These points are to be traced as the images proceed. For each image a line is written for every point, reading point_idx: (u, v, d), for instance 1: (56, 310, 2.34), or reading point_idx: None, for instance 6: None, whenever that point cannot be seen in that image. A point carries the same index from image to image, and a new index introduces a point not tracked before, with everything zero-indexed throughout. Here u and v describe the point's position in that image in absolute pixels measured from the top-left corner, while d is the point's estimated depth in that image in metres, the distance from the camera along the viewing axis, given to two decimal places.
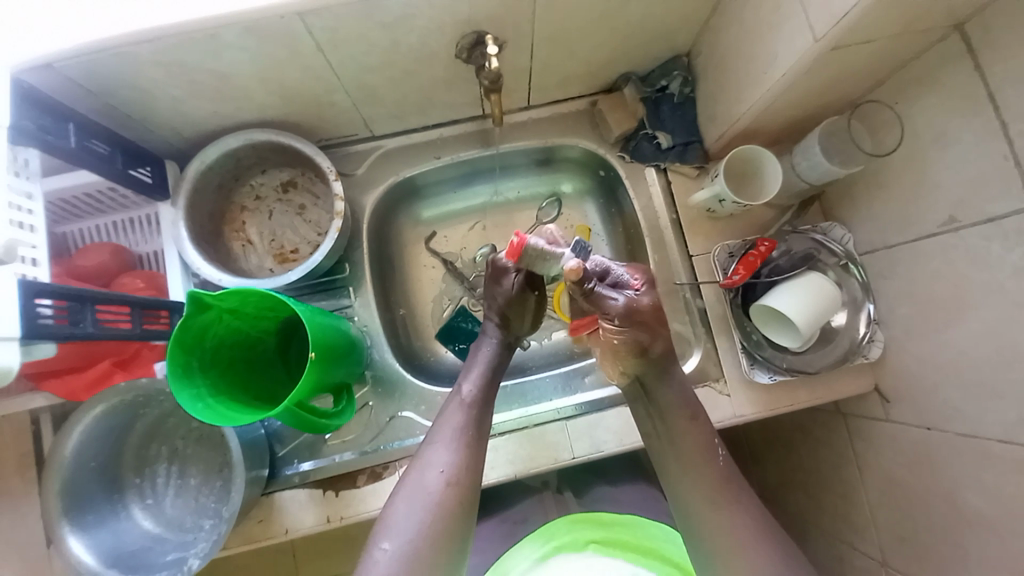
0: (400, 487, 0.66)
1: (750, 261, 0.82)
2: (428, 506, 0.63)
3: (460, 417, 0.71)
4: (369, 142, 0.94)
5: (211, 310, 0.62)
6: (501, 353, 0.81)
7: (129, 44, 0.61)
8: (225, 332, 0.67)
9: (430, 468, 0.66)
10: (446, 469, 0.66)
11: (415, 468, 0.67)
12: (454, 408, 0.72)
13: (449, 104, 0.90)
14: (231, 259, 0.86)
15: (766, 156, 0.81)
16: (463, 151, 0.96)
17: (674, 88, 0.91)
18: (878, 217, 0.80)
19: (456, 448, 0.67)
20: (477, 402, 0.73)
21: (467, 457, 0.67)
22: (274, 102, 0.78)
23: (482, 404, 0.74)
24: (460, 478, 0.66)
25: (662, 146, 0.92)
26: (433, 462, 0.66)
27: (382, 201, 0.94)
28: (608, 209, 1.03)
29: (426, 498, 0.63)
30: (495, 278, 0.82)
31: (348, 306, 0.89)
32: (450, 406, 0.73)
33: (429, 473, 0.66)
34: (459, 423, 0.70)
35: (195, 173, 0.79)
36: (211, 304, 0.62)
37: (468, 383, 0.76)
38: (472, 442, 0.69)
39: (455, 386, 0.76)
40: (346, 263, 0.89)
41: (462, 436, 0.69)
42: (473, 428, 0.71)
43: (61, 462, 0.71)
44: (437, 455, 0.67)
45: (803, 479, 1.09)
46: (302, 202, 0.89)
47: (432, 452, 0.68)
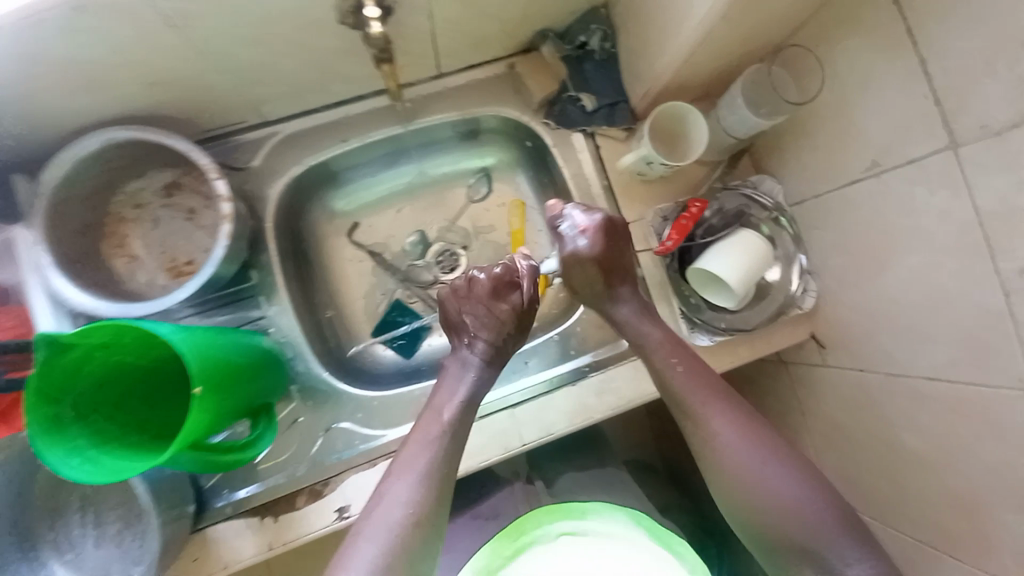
0: (366, 508, 0.63)
1: (682, 225, 0.80)
2: (388, 530, 0.60)
3: (434, 429, 0.68)
4: (263, 128, 0.82)
5: (75, 350, 0.54)
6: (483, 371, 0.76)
7: None
8: (108, 369, 0.58)
9: (397, 505, 0.62)
10: (413, 508, 0.61)
11: (388, 482, 0.64)
12: (428, 432, 0.68)
13: (348, 80, 0.80)
14: (116, 281, 0.75)
15: (693, 112, 0.77)
16: (374, 132, 0.87)
17: (594, 44, 0.84)
18: (808, 166, 0.78)
19: (420, 484, 0.63)
20: (455, 429, 0.68)
21: (432, 477, 0.64)
22: (134, 92, 0.66)
23: (460, 429, 0.69)
24: (423, 499, 0.62)
25: (587, 108, 0.85)
26: (396, 497, 0.62)
27: (289, 195, 0.85)
28: (539, 179, 0.97)
29: (389, 523, 0.60)
30: (495, 293, 0.79)
31: (262, 316, 0.80)
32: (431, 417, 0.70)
33: (392, 509, 0.61)
34: (431, 455, 0.65)
35: (55, 181, 0.67)
36: (73, 342, 0.53)
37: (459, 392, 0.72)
38: (443, 475, 0.65)
39: (435, 407, 0.71)
40: (253, 269, 0.80)
41: (432, 470, 0.64)
42: (445, 449, 0.67)
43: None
44: (401, 489, 0.63)
45: None
46: (191, 206, 0.79)
47: (406, 463, 0.65)
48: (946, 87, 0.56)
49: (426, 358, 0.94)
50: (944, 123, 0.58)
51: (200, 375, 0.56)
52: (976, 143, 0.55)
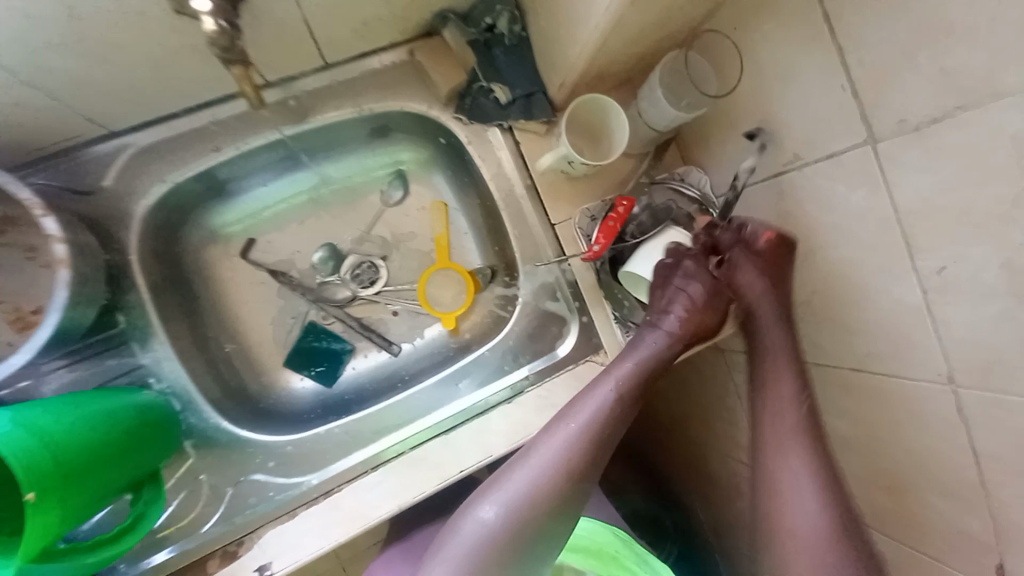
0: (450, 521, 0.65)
1: (609, 227, 0.75)
2: (477, 543, 0.61)
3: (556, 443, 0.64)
4: (113, 140, 0.68)
5: None
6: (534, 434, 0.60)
7: None
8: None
9: (542, 450, 0.64)
10: (560, 456, 0.63)
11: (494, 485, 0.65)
12: (604, 391, 0.67)
13: (211, 79, 0.67)
14: None
15: (609, 102, 0.71)
16: (253, 139, 0.74)
17: (503, 26, 0.75)
18: (730, 155, 0.74)
19: (567, 446, 0.64)
20: (631, 395, 0.67)
21: (536, 495, 0.62)
22: None
23: (625, 409, 0.67)
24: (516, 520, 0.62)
25: (501, 101, 0.77)
26: (548, 444, 0.64)
27: (158, 219, 0.72)
28: (459, 179, 0.89)
29: (481, 533, 0.62)
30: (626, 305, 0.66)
31: (139, 365, 0.69)
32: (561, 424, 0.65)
33: (544, 445, 0.65)
34: (597, 412, 0.65)
35: None
36: None
37: (600, 391, 0.67)
38: (590, 443, 0.65)
39: (617, 356, 0.70)
40: (120, 312, 0.68)
41: (580, 436, 0.64)
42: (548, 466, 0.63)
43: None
44: (549, 443, 0.64)
45: (697, 410, 1.13)
46: (28, 242, 0.65)
47: (533, 462, 0.64)
48: (863, 78, 0.53)
49: (351, 385, 0.86)
50: (862, 115, 0.55)
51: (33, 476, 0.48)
52: (896, 139, 0.52)
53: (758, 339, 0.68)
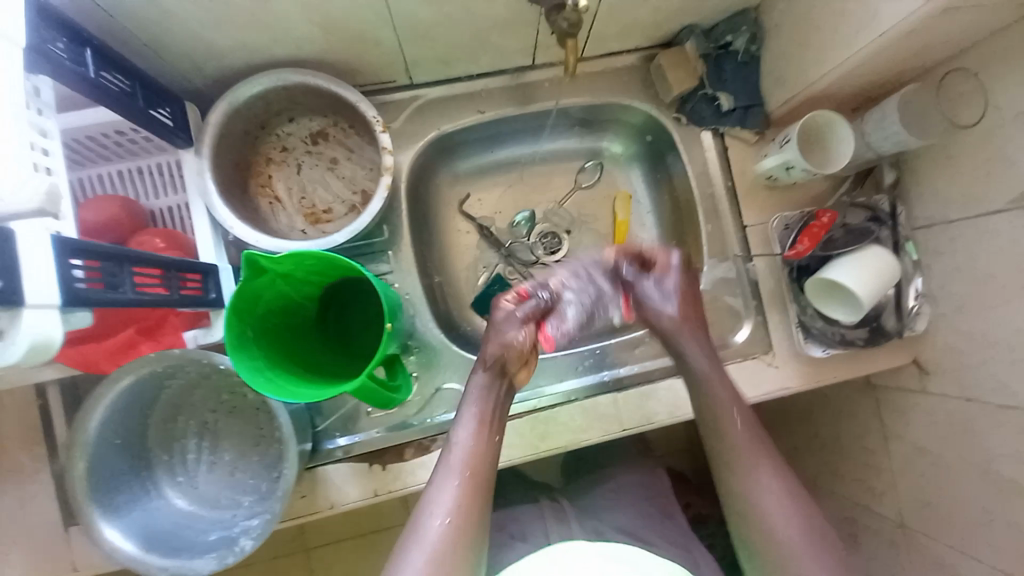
0: (400, 544, 0.58)
1: (813, 233, 0.81)
2: (434, 560, 0.56)
3: (465, 453, 0.63)
4: (408, 91, 0.84)
5: (267, 275, 0.55)
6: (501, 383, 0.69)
7: None
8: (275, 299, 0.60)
9: (437, 514, 0.58)
10: (450, 513, 0.58)
11: (416, 517, 0.59)
12: (455, 450, 0.63)
13: (496, 54, 0.81)
14: (260, 219, 0.77)
15: (840, 122, 0.76)
16: (504, 108, 0.87)
17: (740, 45, 0.83)
18: (943, 189, 0.78)
19: (456, 490, 0.60)
20: (481, 443, 0.64)
21: (462, 513, 0.59)
22: (313, 40, 0.67)
23: (486, 449, 0.64)
24: (463, 529, 0.58)
25: (723, 108, 0.86)
26: (438, 505, 0.59)
27: (420, 161, 0.87)
28: (654, 175, 0.98)
29: (434, 544, 0.57)
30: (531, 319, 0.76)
31: (389, 272, 0.83)
32: (444, 483, 0.61)
33: (433, 517, 0.58)
34: (459, 464, 0.62)
35: (219, 119, 0.69)
36: (267, 267, 0.55)
37: (462, 432, 0.64)
38: (478, 492, 0.60)
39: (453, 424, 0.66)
40: (387, 226, 0.83)
41: (465, 488, 0.60)
42: (474, 474, 0.61)
43: (84, 428, 0.65)
44: (442, 496, 0.60)
45: (818, 446, 1.12)
46: (334, 156, 0.81)
47: (436, 494, 0.60)
48: None
49: None
50: None
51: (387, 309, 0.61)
52: None
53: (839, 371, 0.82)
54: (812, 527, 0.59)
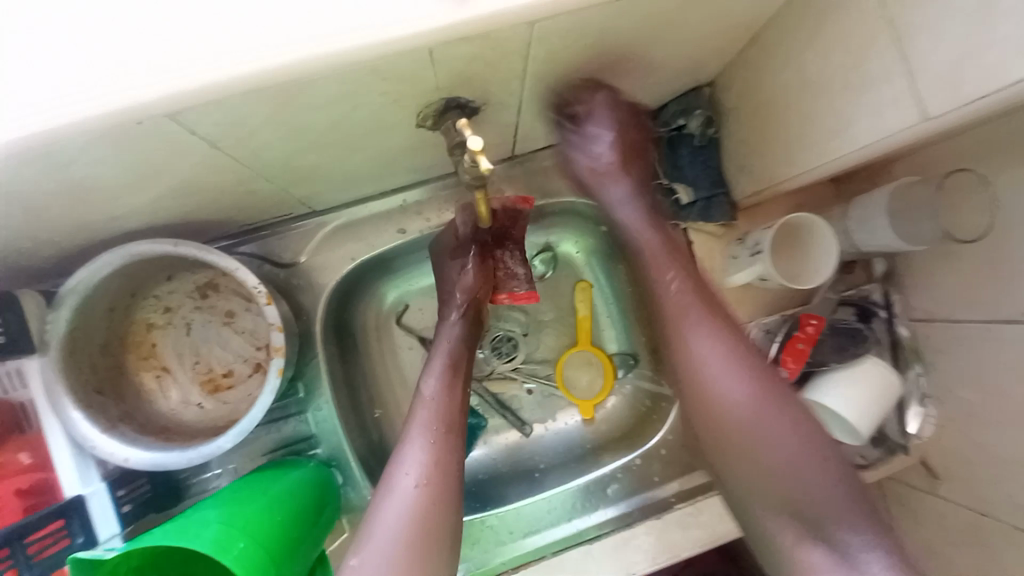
0: (371, 510, 0.57)
1: (797, 349, 0.69)
2: (411, 511, 0.55)
3: (431, 410, 0.61)
4: (311, 217, 0.71)
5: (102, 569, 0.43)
6: (466, 338, 0.68)
7: None
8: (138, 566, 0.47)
9: (402, 474, 0.57)
10: (420, 472, 0.57)
11: (387, 476, 0.58)
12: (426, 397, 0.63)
13: (408, 171, 0.67)
14: (146, 403, 0.65)
15: (819, 225, 0.63)
16: (429, 222, 0.75)
17: (694, 128, 0.70)
18: (943, 283, 0.66)
19: (424, 457, 0.58)
20: (446, 399, 0.62)
21: (431, 484, 0.57)
22: (166, 205, 0.54)
23: (451, 406, 0.62)
24: (436, 485, 0.57)
25: (681, 202, 0.73)
26: (407, 458, 0.58)
27: (337, 292, 0.75)
28: (613, 266, 0.86)
29: (408, 500, 0.56)
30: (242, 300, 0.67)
31: (311, 435, 0.71)
32: (408, 444, 0.59)
33: (398, 476, 0.57)
34: (423, 421, 0.60)
35: (70, 313, 0.57)
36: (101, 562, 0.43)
37: (428, 384, 0.63)
38: (446, 457, 0.59)
39: (418, 381, 0.65)
40: (301, 382, 0.71)
41: (430, 452, 0.59)
42: (443, 440, 0.60)
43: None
44: (407, 455, 0.58)
45: None
46: (228, 308, 0.68)
47: (406, 452, 0.59)
48: None
49: (484, 464, 0.86)
50: None
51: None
52: None
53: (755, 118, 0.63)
54: (796, 427, 0.58)
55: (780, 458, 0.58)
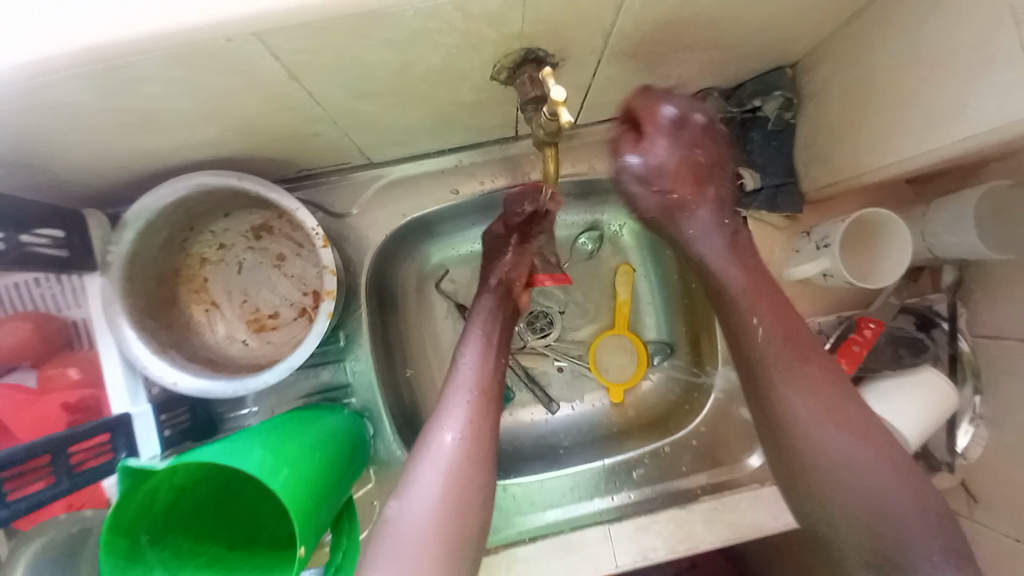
0: (410, 463, 0.56)
1: (852, 352, 0.66)
2: (452, 470, 0.55)
3: (471, 376, 0.61)
4: (368, 169, 0.71)
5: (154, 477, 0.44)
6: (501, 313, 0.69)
7: None
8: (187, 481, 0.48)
9: (443, 429, 0.57)
10: (462, 430, 0.57)
11: (425, 437, 0.58)
12: (466, 358, 0.63)
13: (470, 130, 0.66)
14: (194, 335, 0.66)
15: (894, 222, 0.60)
16: (485, 184, 0.74)
17: (770, 110, 0.68)
18: (1017, 298, 0.62)
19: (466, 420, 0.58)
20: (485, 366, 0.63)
21: (468, 448, 0.57)
22: (232, 137, 0.54)
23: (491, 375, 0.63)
24: (474, 447, 0.57)
25: (747, 187, 0.70)
26: (449, 420, 0.58)
27: (386, 247, 0.75)
28: (660, 251, 0.84)
29: (449, 461, 0.56)
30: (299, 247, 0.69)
31: (347, 383, 0.72)
32: (449, 403, 0.60)
33: (440, 435, 0.57)
34: (464, 383, 0.61)
35: (132, 235, 0.58)
36: (154, 470, 0.44)
37: (467, 351, 0.64)
38: (485, 418, 0.59)
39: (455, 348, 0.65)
40: (343, 332, 0.72)
41: (470, 411, 0.59)
42: (485, 400, 0.60)
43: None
44: (450, 415, 0.58)
45: None
46: (280, 252, 0.69)
47: (447, 412, 0.58)
48: None
49: (506, 436, 0.85)
50: None
51: (301, 519, 0.47)
52: None
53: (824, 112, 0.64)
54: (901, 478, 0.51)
55: (873, 504, 0.51)
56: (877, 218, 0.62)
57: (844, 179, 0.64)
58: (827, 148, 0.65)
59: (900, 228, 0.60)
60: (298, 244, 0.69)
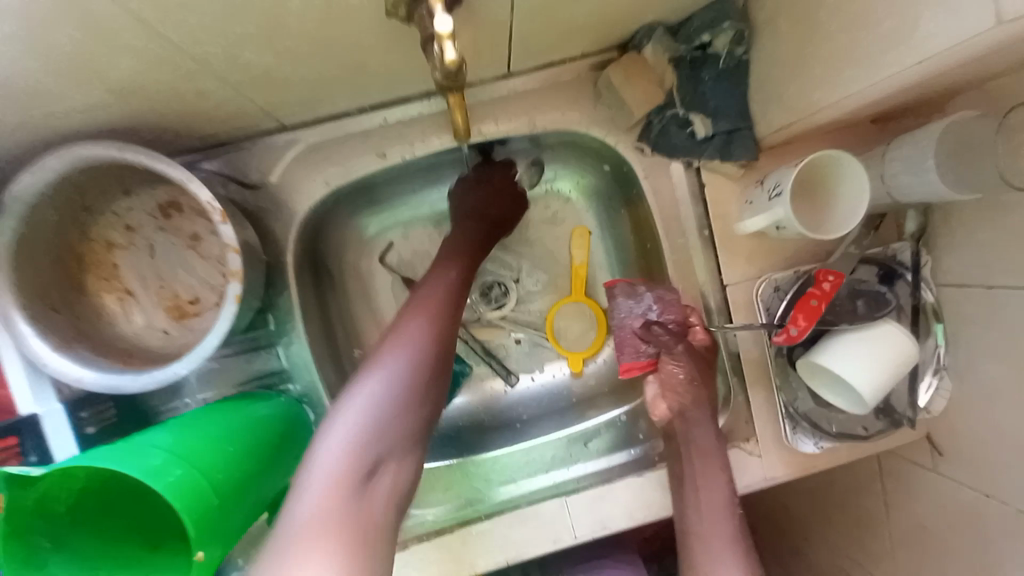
0: (323, 429, 0.48)
1: (810, 308, 0.62)
2: (376, 428, 0.48)
3: (419, 332, 0.55)
4: (283, 134, 0.65)
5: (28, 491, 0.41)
6: (451, 271, 0.64)
7: None
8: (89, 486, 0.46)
9: (373, 383, 0.50)
10: (391, 390, 0.50)
11: (352, 387, 0.50)
12: (409, 318, 0.56)
13: (388, 83, 0.60)
14: (107, 325, 0.61)
15: (850, 160, 0.55)
16: (416, 146, 0.67)
17: (721, 45, 0.61)
18: (983, 241, 0.58)
19: (398, 377, 0.51)
20: (432, 320, 0.56)
21: (393, 403, 0.49)
22: (105, 103, 0.48)
23: (433, 326, 0.56)
24: (405, 411, 0.50)
25: (697, 135, 0.65)
26: (376, 378, 0.50)
27: (313, 219, 0.69)
28: (614, 210, 0.79)
29: (375, 416, 0.48)
30: (213, 225, 0.63)
31: (283, 368, 0.68)
32: (380, 359, 0.52)
33: (367, 392, 0.50)
34: (407, 338, 0.54)
35: (15, 219, 0.52)
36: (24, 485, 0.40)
37: (414, 305, 0.58)
38: (423, 379, 0.52)
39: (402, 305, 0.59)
40: (272, 314, 0.67)
41: (410, 365, 0.52)
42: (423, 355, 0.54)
43: None
44: (377, 373, 0.51)
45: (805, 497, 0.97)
46: (194, 232, 0.64)
47: (378, 364, 0.52)
48: None
49: (464, 410, 0.83)
50: None
51: (199, 526, 0.44)
52: None
53: (776, 45, 0.57)
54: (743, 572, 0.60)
55: None
56: (834, 154, 0.56)
57: (799, 120, 0.57)
58: (779, 84, 0.58)
59: (850, 168, 0.56)
60: (212, 225, 0.64)
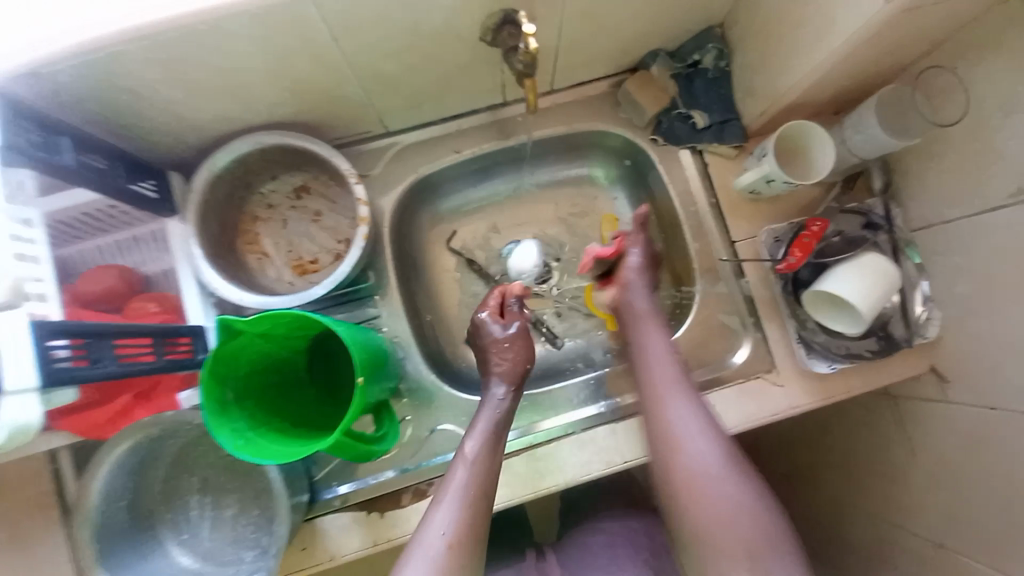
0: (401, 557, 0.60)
1: (804, 243, 0.78)
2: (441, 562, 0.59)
3: (467, 480, 0.64)
4: (386, 137, 0.87)
5: (241, 335, 0.57)
6: (510, 405, 0.72)
7: (111, 46, 0.52)
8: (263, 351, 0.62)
9: (434, 528, 0.61)
10: (450, 531, 0.60)
11: (417, 536, 0.61)
12: (459, 467, 0.65)
13: (465, 95, 0.82)
14: (249, 276, 0.79)
15: (818, 129, 0.74)
16: (482, 145, 0.89)
17: (708, 62, 0.84)
18: (935, 186, 0.74)
19: (460, 509, 0.62)
20: (483, 458, 0.66)
21: (477, 486, 0.64)
22: (283, 101, 0.70)
23: (488, 462, 0.66)
24: (465, 546, 0.61)
25: (697, 125, 0.85)
26: (436, 523, 0.61)
27: (402, 202, 0.89)
28: (637, 197, 0.97)
29: (439, 549, 0.59)
30: (332, 203, 0.83)
31: (376, 315, 0.84)
32: (440, 504, 0.63)
33: (432, 534, 0.60)
34: (464, 482, 0.64)
35: (202, 185, 0.72)
36: (241, 329, 0.56)
37: (468, 443, 0.67)
38: (478, 510, 0.63)
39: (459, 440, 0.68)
40: (371, 271, 0.84)
41: (467, 498, 0.63)
42: (491, 438, 0.69)
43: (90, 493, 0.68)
44: (440, 516, 0.61)
45: (833, 460, 1.02)
46: (316, 208, 0.83)
47: (437, 513, 0.62)
48: None
49: None
50: None
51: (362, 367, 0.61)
52: None
53: (748, 55, 0.79)
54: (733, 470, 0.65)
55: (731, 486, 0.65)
56: (801, 125, 0.75)
57: (772, 104, 0.77)
58: (755, 82, 0.79)
59: (819, 136, 0.74)
60: (331, 202, 0.83)
